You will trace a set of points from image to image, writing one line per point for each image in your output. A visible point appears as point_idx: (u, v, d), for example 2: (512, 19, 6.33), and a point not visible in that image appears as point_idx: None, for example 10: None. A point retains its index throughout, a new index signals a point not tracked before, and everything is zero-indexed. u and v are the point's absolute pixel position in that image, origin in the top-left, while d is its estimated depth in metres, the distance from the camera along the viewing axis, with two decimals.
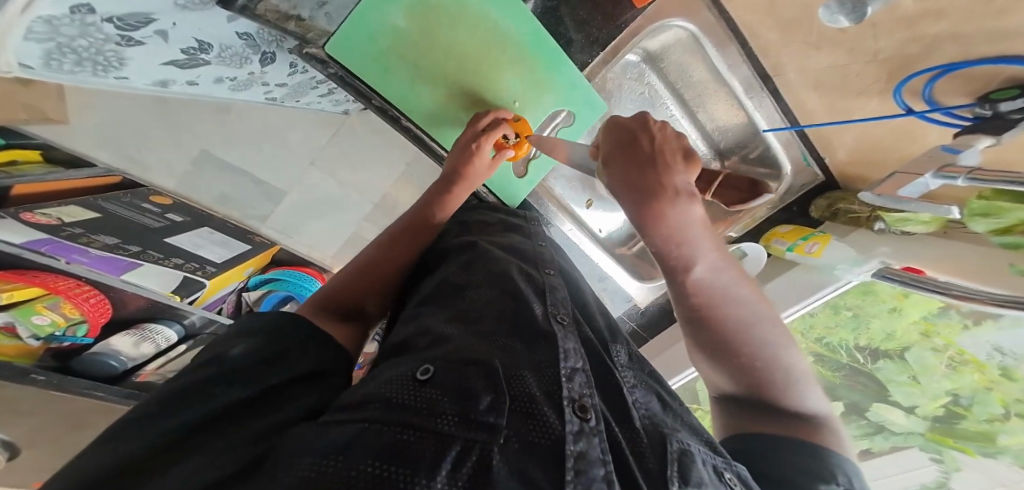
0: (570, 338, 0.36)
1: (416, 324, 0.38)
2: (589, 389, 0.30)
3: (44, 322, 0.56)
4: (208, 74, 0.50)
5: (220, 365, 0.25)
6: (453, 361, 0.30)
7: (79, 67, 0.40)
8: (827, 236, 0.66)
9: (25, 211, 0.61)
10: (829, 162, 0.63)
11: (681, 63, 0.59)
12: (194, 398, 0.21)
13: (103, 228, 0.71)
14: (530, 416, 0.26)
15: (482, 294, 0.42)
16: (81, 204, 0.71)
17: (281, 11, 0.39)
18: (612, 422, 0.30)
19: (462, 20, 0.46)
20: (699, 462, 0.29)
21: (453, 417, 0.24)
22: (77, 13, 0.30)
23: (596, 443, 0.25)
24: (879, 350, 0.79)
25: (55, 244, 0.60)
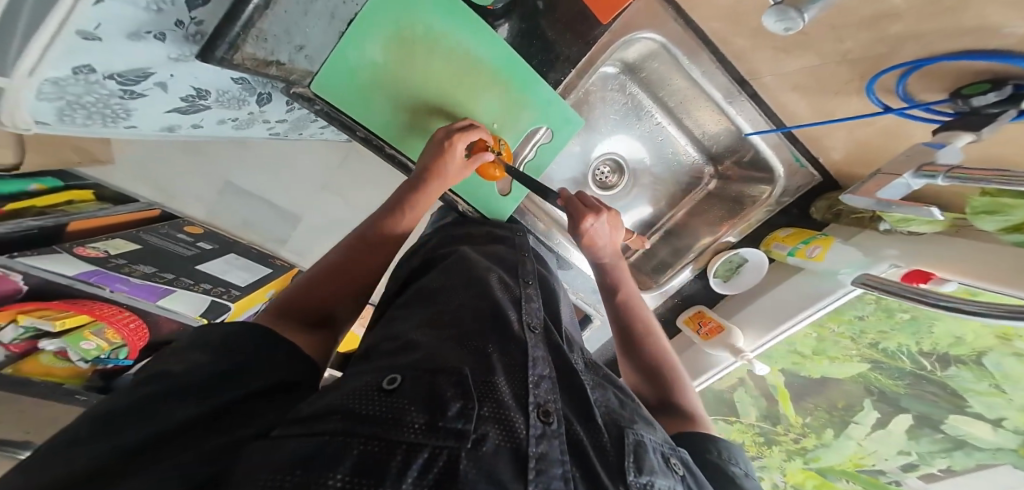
0: (540, 345, 0.38)
1: (387, 331, 0.39)
2: (553, 394, 0.33)
3: (91, 347, 0.63)
4: (211, 117, 0.54)
5: (177, 376, 0.25)
6: (421, 370, 0.30)
7: (93, 120, 0.45)
8: (830, 239, 0.65)
9: (78, 247, 0.73)
10: (825, 161, 0.62)
11: (659, 73, 0.59)
12: (146, 416, 0.22)
13: (142, 257, 0.80)
14: (502, 422, 0.27)
15: (457, 297, 0.42)
16: (124, 237, 0.83)
17: (259, 58, 0.38)
18: (575, 422, 0.32)
19: (437, 50, 0.48)
20: (650, 450, 0.33)
21: (420, 425, 0.24)
22: (77, 74, 0.36)
23: (555, 444, 0.27)
24: (950, 356, 0.65)
25: (100, 275, 0.68)
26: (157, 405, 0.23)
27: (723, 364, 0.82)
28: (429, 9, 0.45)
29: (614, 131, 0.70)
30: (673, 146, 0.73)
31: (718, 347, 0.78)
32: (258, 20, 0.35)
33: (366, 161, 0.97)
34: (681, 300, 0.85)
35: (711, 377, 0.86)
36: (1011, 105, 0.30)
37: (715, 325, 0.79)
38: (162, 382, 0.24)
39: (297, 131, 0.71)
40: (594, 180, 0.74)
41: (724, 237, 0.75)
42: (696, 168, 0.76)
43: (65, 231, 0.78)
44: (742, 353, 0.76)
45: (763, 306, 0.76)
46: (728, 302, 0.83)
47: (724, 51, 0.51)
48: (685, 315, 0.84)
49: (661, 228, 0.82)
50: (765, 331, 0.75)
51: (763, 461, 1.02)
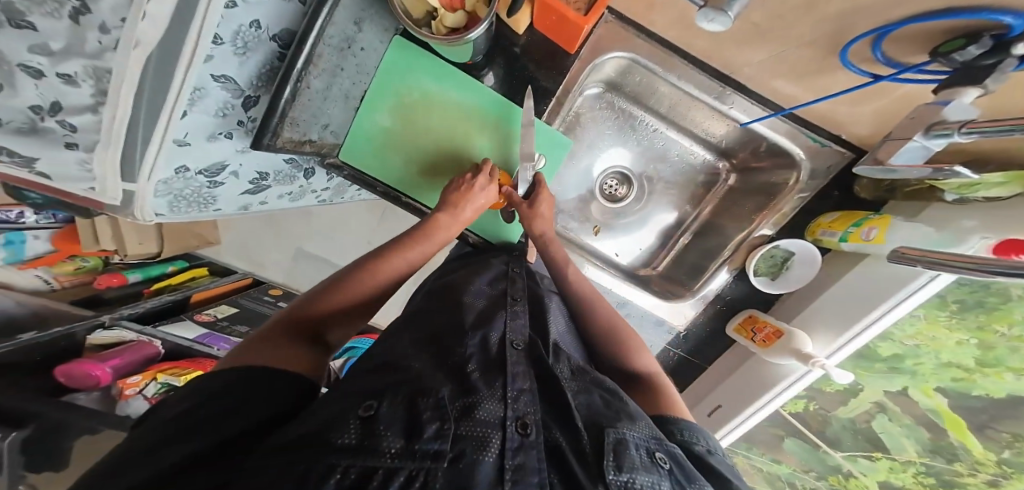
0: (520, 362, 0.42)
1: (382, 358, 0.42)
2: (533, 405, 0.36)
3: None
4: (273, 194, 0.68)
5: (168, 428, 0.28)
6: (402, 400, 0.32)
7: (192, 209, 0.58)
8: (888, 218, 0.55)
9: (198, 313, 0.95)
10: (849, 137, 0.57)
11: (643, 84, 0.62)
12: (152, 456, 0.25)
13: (239, 317, 0.98)
14: (481, 444, 0.29)
15: (439, 323, 0.49)
16: (228, 303, 1.02)
17: (295, 139, 0.48)
18: (556, 429, 0.35)
19: (431, 108, 0.57)
20: (633, 446, 0.34)
21: (396, 449, 0.27)
22: (178, 173, 0.49)
23: (533, 455, 0.31)
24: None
25: (212, 335, 0.87)
26: (160, 448, 0.26)
27: (798, 371, 0.69)
28: (421, 75, 0.56)
29: (608, 144, 0.77)
30: (678, 148, 0.76)
31: (781, 354, 0.67)
32: (290, 110, 0.44)
33: (400, 216, 1.09)
34: (724, 306, 0.78)
35: (788, 391, 0.71)
36: (1002, 54, 0.29)
37: (771, 331, 0.69)
38: (157, 434, 0.27)
39: (341, 195, 0.84)
40: (603, 193, 0.82)
41: (757, 230, 0.70)
42: (710, 167, 0.77)
43: (189, 302, 1.01)
44: (813, 360, 0.64)
45: (828, 304, 0.66)
46: (784, 303, 0.75)
47: (694, 53, 0.53)
48: (735, 323, 0.77)
49: (690, 228, 0.83)
50: (836, 332, 0.64)
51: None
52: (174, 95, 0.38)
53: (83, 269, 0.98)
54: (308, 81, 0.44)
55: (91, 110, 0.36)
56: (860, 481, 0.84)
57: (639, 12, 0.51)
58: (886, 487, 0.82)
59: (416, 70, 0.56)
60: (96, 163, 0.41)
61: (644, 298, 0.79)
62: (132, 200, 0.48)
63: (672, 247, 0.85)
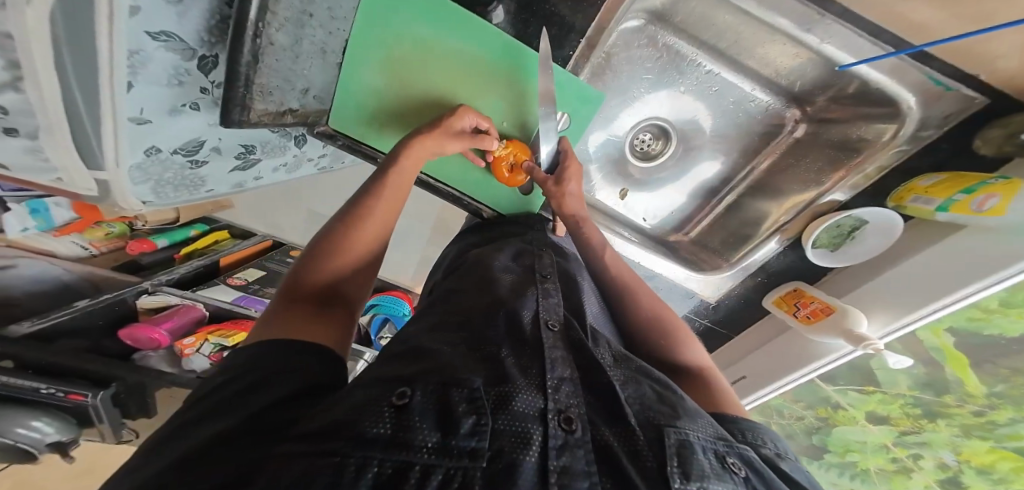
0: (558, 346, 0.37)
1: (400, 343, 0.38)
2: (576, 397, 0.31)
3: None
4: (265, 168, 0.61)
5: (209, 402, 0.25)
6: (431, 385, 0.28)
7: (180, 192, 0.53)
8: (1018, 182, 0.44)
9: (229, 277, 0.96)
10: (987, 77, 0.44)
11: (701, 12, 0.50)
12: (184, 437, 0.22)
13: (272, 280, 0.98)
14: (524, 441, 0.24)
15: (468, 302, 0.44)
16: (256, 266, 1.01)
17: (272, 111, 0.41)
18: (603, 425, 0.31)
19: (430, 60, 0.47)
20: (698, 451, 0.29)
21: (433, 443, 0.22)
22: (150, 155, 0.42)
23: (580, 456, 0.25)
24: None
25: (247, 298, 0.88)
26: (198, 424, 0.23)
27: (838, 351, 0.63)
28: (409, 18, 0.44)
29: (652, 92, 0.62)
30: (737, 94, 0.62)
31: (829, 334, 0.60)
32: (255, 76, 0.35)
33: None
34: (766, 278, 0.70)
35: (827, 366, 0.66)
36: None
37: (819, 306, 0.62)
38: (198, 408, 0.24)
39: (341, 161, 0.76)
40: (634, 150, 0.70)
41: (827, 194, 0.61)
42: (777, 115, 0.63)
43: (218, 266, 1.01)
44: (867, 342, 0.56)
45: (901, 278, 0.57)
46: (839, 274, 0.67)
47: None
48: (774, 297, 0.69)
49: (743, 184, 0.71)
50: (900, 313, 0.57)
51: (924, 436, 0.81)
52: (104, 59, 0.29)
53: (112, 235, 0.95)
54: (270, 36, 0.34)
55: (12, 88, 0.28)
56: (848, 413, 0.87)
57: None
58: (871, 418, 0.85)
59: (401, 11, 0.44)
60: (48, 151, 0.36)
61: (676, 270, 0.73)
62: (109, 188, 0.43)
63: (714, 206, 0.74)
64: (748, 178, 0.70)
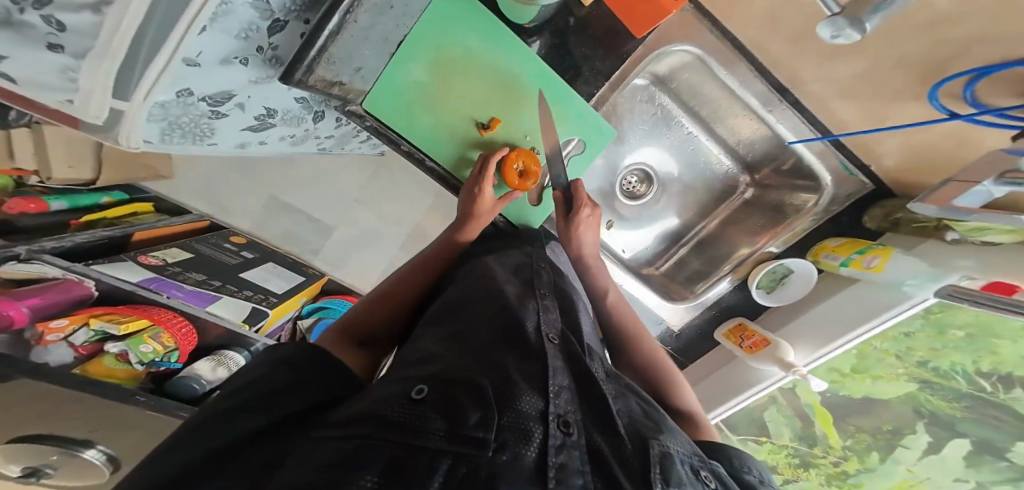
0: (558, 356, 0.40)
1: (416, 348, 0.40)
2: (572, 405, 0.35)
3: (149, 351, 0.60)
4: (274, 135, 0.59)
5: (234, 399, 0.29)
6: (442, 381, 0.32)
7: (183, 139, 0.50)
8: (889, 249, 0.60)
9: (140, 255, 0.79)
10: (877, 170, 0.61)
11: (691, 83, 0.63)
12: (216, 429, 0.26)
13: (196, 265, 0.86)
14: (519, 432, 0.29)
15: (480, 308, 0.45)
16: (179, 247, 0.89)
17: (327, 80, 0.43)
18: (596, 432, 0.35)
19: (474, 69, 0.52)
20: (678, 462, 0.34)
21: (442, 433, 0.27)
22: (179, 97, 0.41)
23: (576, 456, 0.30)
24: (1014, 376, 0.66)
25: (157, 282, 0.71)
26: (233, 416, 0.27)
27: (774, 377, 0.75)
28: (467, 30, 0.49)
29: (643, 141, 0.75)
30: (706, 154, 0.76)
31: (766, 360, 0.72)
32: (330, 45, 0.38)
33: (392, 175, 1.13)
34: (719, 311, 0.81)
35: (762, 391, 0.77)
36: None
37: (759, 339, 0.74)
38: (226, 403, 0.29)
39: (342, 147, 0.76)
40: (622, 190, 0.80)
41: (764, 248, 0.74)
42: (731, 176, 0.78)
43: (131, 241, 0.85)
44: (794, 368, 0.70)
45: (817, 317, 0.71)
46: (773, 313, 0.79)
47: (762, 61, 0.53)
48: (724, 329, 0.80)
49: (692, 239, 0.84)
50: (818, 345, 0.70)
51: (801, 484, 0.98)
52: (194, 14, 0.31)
53: None
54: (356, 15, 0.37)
55: (90, 9, 0.28)
56: None
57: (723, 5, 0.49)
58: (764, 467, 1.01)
59: (461, 21, 0.49)
60: (83, 72, 0.33)
61: (651, 297, 0.80)
62: (118, 121, 0.40)
63: (670, 255, 0.85)
64: (699, 235, 0.84)
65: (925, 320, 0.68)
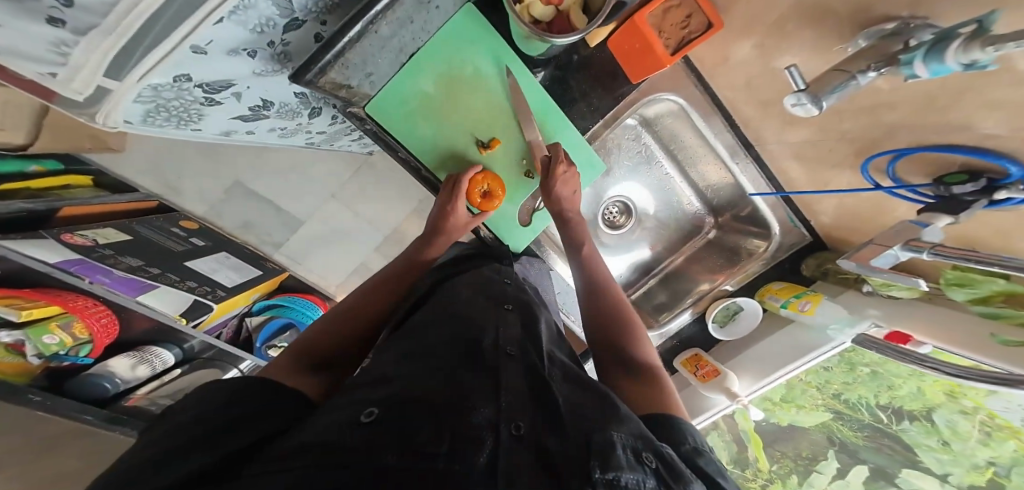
0: (512, 369, 0.39)
1: (375, 373, 0.38)
2: (524, 414, 0.34)
3: (53, 342, 0.59)
4: (265, 126, 0.58)
5: (177, 439, 0.25)
6: (398, 404, 0.30)
7: (168, 121, 0.49)
8: (819, 295, 0.69)
9: (65, 232, 0.70)
10: (816, 225, 0.71)
11: (672, 128, 0.69)
12: (160, 472, 0.22)
13: (131, 249, 0.79)
14: (467, 443, 0.27)
15: (442, 333, 0.44)
16: (115, 227, 0.80)
17: (337, 82, 0.44)
18: (547, 435, 0.33)
19: (481, 88, 0.55)
20: (619, 448, 0.32)
21: (397, 450, 0.25)
22: (176, 81, 0.40)
23: (513, 457, 0.29)
24: (904, 410, 0.79)
25: (81, 264, 0.66)
26: (178, 458, 0.23)
27: (717, 406, 0.81)
28: (479, 53, 0.52)
29: (625, 176, 0.81)
30: (679, 195, 0.83)
31: (714, 390, 0.78)
32: None
33: (375, 175, 1.10)
34: (678, 342, 0.87)
35: (709, 419, 0.84)
36: (985, 196, 0.37)
37: (711, 368, 0.80)
38: (165, 446, 0.25)
39: (330, 143, 0.75)
40: (604, 219, 0.85)
41: (721, 285, 0.82)
42: (698, 217, 0.85)
43: (55, 217, 0.75)
44: (738, 398, 0.77)
45: (754, 354, 0.79)
46: (722, 346, 0.86)
47: (735, 118, 0.62)
48: (682, 358, 0.85)
49: (660, 271, 0.89)
50: (760, 377, 0.77)
51: None
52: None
53: None
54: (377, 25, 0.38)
55: None
56: None
57: (708, 66, 0.57)
58: None
59: (475, 44, 0.51)
60: (74, 47, 0.31)
61: None
62: (103, 99, 0.38)
63: (638, 285, 0.90)
64: (667, 268, 0.90)
65: (843, 358, 0.79)
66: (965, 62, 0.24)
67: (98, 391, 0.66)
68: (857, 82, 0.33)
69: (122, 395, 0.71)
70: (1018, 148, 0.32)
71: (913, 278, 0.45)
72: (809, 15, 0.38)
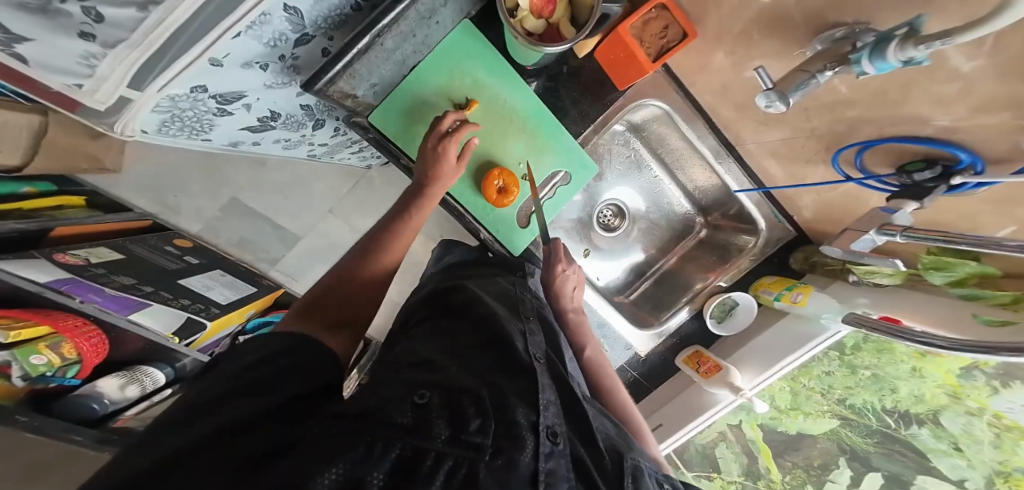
0: (546, 373, 0.42)
1: (415, 354, 0.40)
2: (559, 418, 0.36)
3: (40, 362, 0.58)
4: (270, 137, 0.61)
5: (236, 382, 0.28)
6: (448, 391, 0.33)
7: (179, 131, 0.52)
8: (810, 286, 0.72)
9: (57, 253, 0.70)
10: (798, 219, 0.75)
11: (660, 133, 0.73)
12: (219, 414, 0.24)
13: (122, 267, 0.80)
14: (514, 438, 0.31)
15: (475, 338, 0.45)
16: (110, 246, 0.82)
17: (343, 91, 0.50)
18: (579, 446, 0.38)
19: (481, 96, 0.58)
20: (644, 476, 0.39)
21: (445, 435, 0.27)
22: (192, 91, 0.42)
23: (562, 465, 0.32)
24: (912, 414, 0.78)
25: (69, 283, 0.64)
26: (239, 401, 0.26)
27: (726, 401, 0.82)
28: (477, 64, 0.56)
29: (618, 180, 0.84)
30: (669, 197, 0.87)
31: (718, 385, 0.80)
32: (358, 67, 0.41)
33: (373, 188, 1.12)
34: (678, 340, 0.89)
35: (716, 415, 0.84)
36: (943, 181, 0.40)
37: (713, 364, 0.82)
38: (228, 385, 0.27)
39: (331, 156, 0.77)
40: (599, 222, 0.88)
41: (714, 282, 0.84)
42: (688, 217, 0.89)
43: (50, 235, 0.76)
44: (741, 392, 0.78)
45: (755, 346, 0.81)
46: (721, 343, 0.88)
47: (716, 120, 0.66)
48: (684, 355, 0.87)
49: (655, 271, 0.92)
50: (763, 368, 0.78)
51: None
52: (238, 18, 0.33)
53: None
54: None
55: (137, 7, 0.28)
56: None
57: (687, 73, 0.62)
58: None
59: (472, 57, 0.55)
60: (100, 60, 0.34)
61: (622, 324, 0.84)
62: (123, 107, 0.42)
63: (636, 285, 0.92)
64: (661, 268, 0.93)
65: (841, 361, 0.82)
66: (903, 59, 0.28)
67: (87, 413, 0.65)
68: (816, 81, 0.36)
69: (110, 416, 0.70)
70: (966, 133, 0.35)
71: (889, 261, 0.48)
72: (770, 24, 0.42)
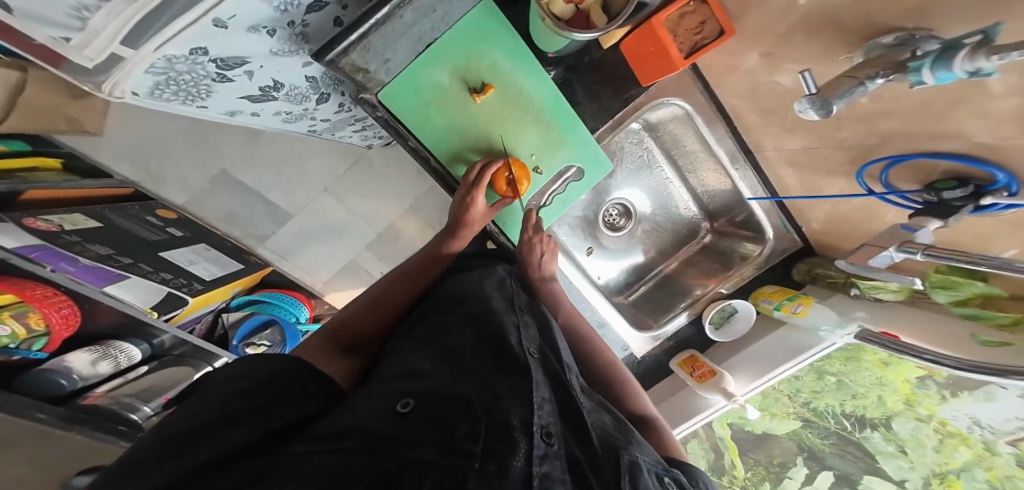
0: (539, 370, 0.40)
1: (402, 364, 0.38)
2: (553, 417, 0.35)
3: (4, 333, 0.54)
4: (270, 109, 0.57)
5: (214, 412, 0.28)
6: (435, 397, 0.32)
7: (173, 96, 0.48)
8: (810, 298, 0.72)
9: (27, 216, 0.62)
10: (806, 230, 0.75)
11: (675, 134, 0.72)
12: (196, 445, 0.25)
13: (98, 237, 0.73)
14: (506, 439, 0.29)
15: (468, 334, 0.43)
16: (84, 213, 0.75)
17: (355, 64, 0.47)
18: (575, 446, 0.37)
19: (498, 83, 0.55)
20: (644, 472, 0.37)
21: (433, 446, 0.26)
22: (190, 54, 0.38)
23: (558, 466, 0.30)
24: (866, 418, 0.83)
25: (41, 250, 0.60)
26: (217, 431, 0.26)
27: (714, 406, 0.84)
28: (497, 48, 0.52)
29: (627, 180, 0.83)
30: (676, 201, 0.86)
31: (712, 390, 0.80)
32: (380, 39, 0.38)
33: (372, 172, 1.06)
34: (676, 343, 0.89)
35: (705, 419, 0.86)
36: (972, 200, 0.40)
37: (707, 369, 0.82)
38: (204, 417, 0.28)
39: (332, 133, 0.73)
40: (605, 221, 0.87)
41: (716, 289, 0.84)
42: (694, 221, 0.88)
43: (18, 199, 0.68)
44: (734, 398, 0.80)
45: (751, 354, 0.82)
46: (717, 348, 0.89)
47: (737, 124, 0.65)
48: (678, 359, 0.87)
49: (657, 274, 0.91)
50: (755, 376, 0.80)
51: None
52: None
53: None
54: None
55: None
56: None
57: (714, 74, 0.60)
58: None
59: (491, 39, 0.52)
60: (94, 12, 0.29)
61: (620, 324, 0.84)
62: (114, 66, 0.38)
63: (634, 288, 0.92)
64: (660, 273, 0.92)
65: (811, 367, 0.82)
66: (969, 70, 0.27)
67: (55, 389, 0.60)
68: (864, 88, 0.35)
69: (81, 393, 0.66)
70: (1007, 154, 0.35)
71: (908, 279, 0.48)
72: (817, 25, 0.41)
